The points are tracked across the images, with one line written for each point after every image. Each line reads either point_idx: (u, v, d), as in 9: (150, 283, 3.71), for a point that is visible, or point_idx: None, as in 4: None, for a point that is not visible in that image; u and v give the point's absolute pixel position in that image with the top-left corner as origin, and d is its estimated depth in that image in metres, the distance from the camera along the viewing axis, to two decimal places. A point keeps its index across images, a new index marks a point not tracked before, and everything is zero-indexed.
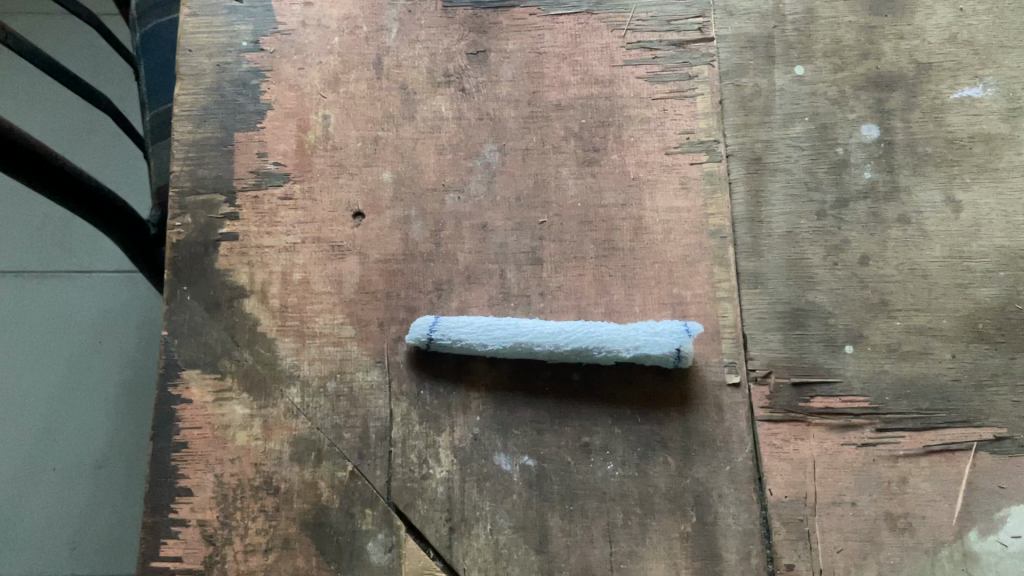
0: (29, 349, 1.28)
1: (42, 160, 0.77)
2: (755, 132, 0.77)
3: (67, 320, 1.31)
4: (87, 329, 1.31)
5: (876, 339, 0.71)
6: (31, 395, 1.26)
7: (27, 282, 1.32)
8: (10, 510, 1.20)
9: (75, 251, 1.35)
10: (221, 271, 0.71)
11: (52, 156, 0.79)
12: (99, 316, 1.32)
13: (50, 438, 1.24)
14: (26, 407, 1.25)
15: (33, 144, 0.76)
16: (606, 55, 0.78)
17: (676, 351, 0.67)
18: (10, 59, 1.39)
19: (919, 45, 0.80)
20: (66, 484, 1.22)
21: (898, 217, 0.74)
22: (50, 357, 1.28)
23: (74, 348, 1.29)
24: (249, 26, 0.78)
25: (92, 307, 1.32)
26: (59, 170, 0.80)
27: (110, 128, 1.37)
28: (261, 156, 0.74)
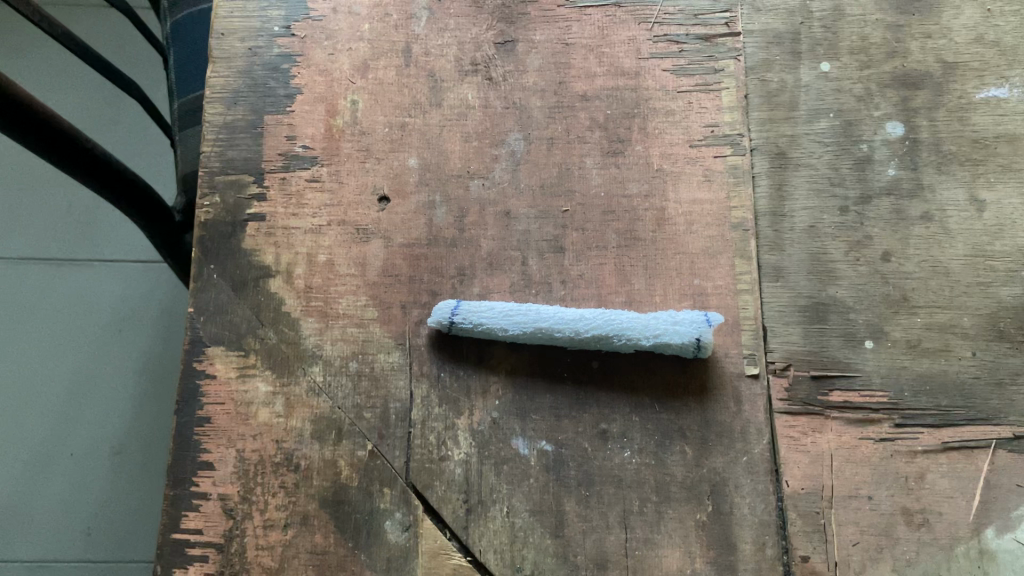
0: (51, 336, 1.30)
1: (73, 143, 0.79)
2: (780, 126, 0.77)
3: (89, 308, 1.32)
4: (108, 316, 1.32)
5: (896, 335, 0.71)
6: (51, 380, 1.27)
7: (50, 269, 1.33)
8: (29, 493, 1.22)
9: (99, 238, 1.36)
10: (248, 250, 0.72)
11: (83, 140, 0.80)
12: (120, 304, 1.33)
13: (69, 423, 1.26)
14: (46, 391, 1.27)
15: (65, 128, 0.78)
16: (633, 47, 0.79)
17: (696, 341, 0.68)
18: (42, 46, 1.42)
19: (946, 44, 0.80)
20: (83, 468, 1.24)
21: (921, 214, 0.74)
22: (71, 343, 1.30)
23: (96, 335, 1.31)
24: (281, 12, 0.79)
25: (114, 295, 1.34)
26: (90, 154, 0.81)
27: (136, 116, 1.39)
28: (289, 139, 0.75)
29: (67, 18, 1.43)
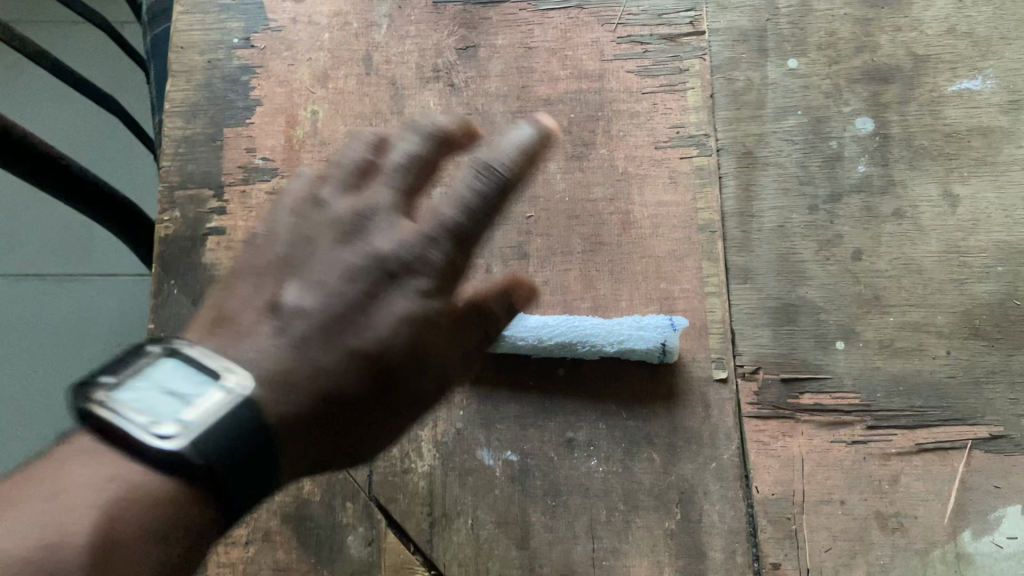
0: (53, 348, 1.25)
1: (55, 164, 0.77)
2: (747, 126, 0.76)
3: (91, 322, 1.28)
4: (110, 329, 1.28)
5: (868, 335, 0.70)
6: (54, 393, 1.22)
7: (46, 283, 1.29)
8: None
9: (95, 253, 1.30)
10: (208, 264, 0.71)
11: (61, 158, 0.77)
12: (123, 316, 1.29)
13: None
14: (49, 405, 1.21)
15: (46, 150, 0.75)
16: (597, 49, 0.78)
17: (661, 347, 0.67)
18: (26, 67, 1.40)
19: (916, 37, 0.79)
20: None
21: (893, 211, 0.73)
22: (75, 356, 1.25)
23: (98, 348, 1.26)
24: (240, 24, 0.78)
25: (115, 309, 1.29)
26: (71, 175, 0.79)
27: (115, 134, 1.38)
28: (249, 151, 0.74)
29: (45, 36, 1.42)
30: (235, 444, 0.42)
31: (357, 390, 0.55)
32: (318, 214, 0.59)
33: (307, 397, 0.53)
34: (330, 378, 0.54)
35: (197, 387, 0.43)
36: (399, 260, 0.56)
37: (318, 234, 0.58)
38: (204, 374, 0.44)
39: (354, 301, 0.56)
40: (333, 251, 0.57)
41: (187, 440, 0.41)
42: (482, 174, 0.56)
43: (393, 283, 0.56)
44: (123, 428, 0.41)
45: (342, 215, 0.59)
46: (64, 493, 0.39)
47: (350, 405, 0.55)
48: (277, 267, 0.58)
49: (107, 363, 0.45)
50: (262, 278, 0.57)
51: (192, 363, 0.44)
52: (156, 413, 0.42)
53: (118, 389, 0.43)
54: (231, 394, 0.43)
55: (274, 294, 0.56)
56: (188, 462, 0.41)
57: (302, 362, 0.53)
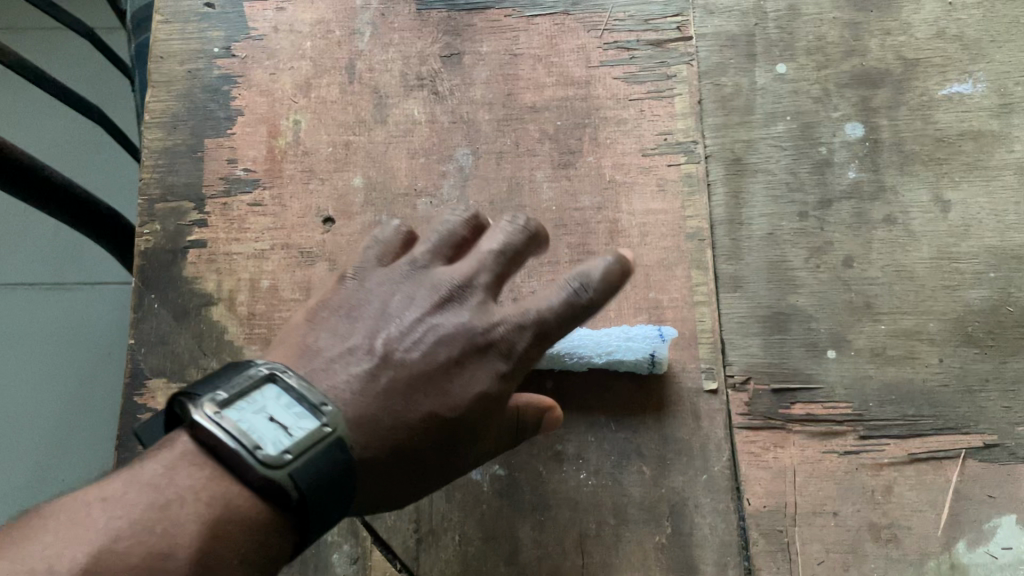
0: (47, 357, 1.25)
1: (36, 175, 0.75)
2: (735, 132, 0.75)
3: (83, 329, 1.27)
4: (101, 335, 1.26)
5: (860, 343, 0.69)
6: (40, 404, 1.23)
7: (38, 292, 1.27)
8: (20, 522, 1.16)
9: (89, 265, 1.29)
10: (189, 278, 0.70)
11: (44, 169, 0.76)
12: (111, 325, 1.27)
13: (66, 442, 1.21)
14: (36, 415, 1.22)
15: (26, 160, 0.73)
16: (583, 56, 0.77)
17: (650, 357, 0.66)
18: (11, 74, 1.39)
19: (906, 41, 0.78)
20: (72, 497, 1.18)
21: (884, 217, 0.72)
22: (68, 363, 1.25)
23: (91, 356, 1.25)
24: (221, 33, 0.77)
25: (106, 315, 1.27)
26: (53, 185, 0.77)
27: (96, 140, 1.36)
28: (231, 162, 0.73)
29: (27, 45, 1.42)
30: (326, 476, 0.47)
31: (427, 445, 0.55)
32: (424, 278, 0.61)
33: (391, 441, 0.53)
34: (406, 432, 0.54)
35: (299, 418, 0.48)
36: (490, 332, 0.58)
37: (417, 294, 0.60)
38: (304, 408, 0.48)
39: (446, 364, 0.57)
40: (432, 313, 0.59)
41: (290, 464, 0.45)
42: (592, 292, 0.58)
43: (483, 353, 0.58)
44: (234, 442, 0.45)
45: (434, 282, 0.61)
46: (169, 508, 0.43)
47: (414, 464, 0.55)
48: (371, 321, 0.59)
49: (210, 378, 0.49)
50: (365, 324, 0.59)
51: (294, 393, 0.49)
52: (264, 435, 0.46)
53: (228, 407, 0.47)
54: (328, 431, 0.48)
55: (375, 338, 0.58)
56: (284, 482, 0.45)
57: (385, 413, 0.54)
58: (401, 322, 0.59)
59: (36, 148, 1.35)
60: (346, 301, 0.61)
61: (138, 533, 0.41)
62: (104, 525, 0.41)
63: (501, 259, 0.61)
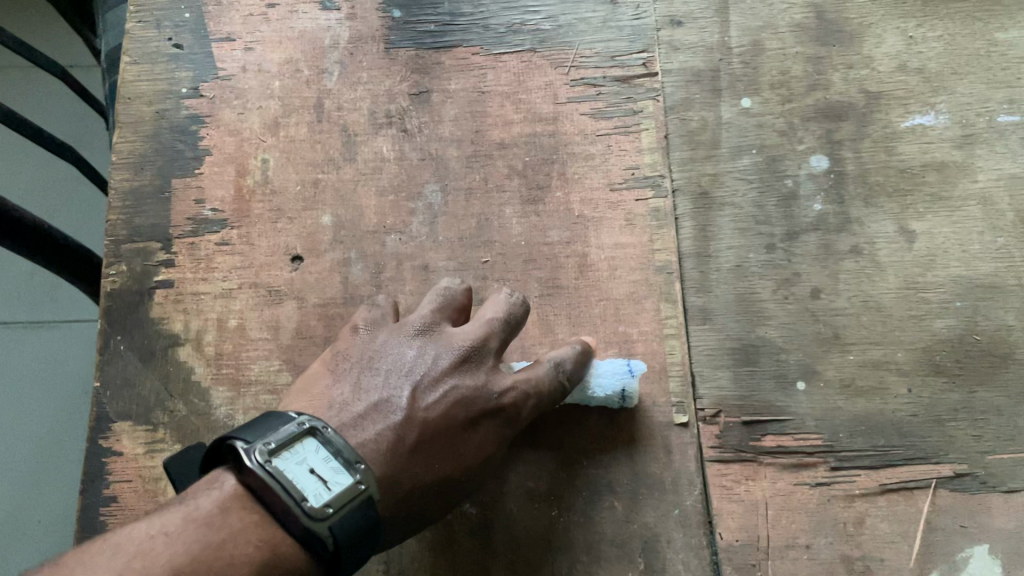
0: (21, 399, 1.23)
1: (10, 218, 0.74)
2: (702, 166, 0.76)
3: (57, 368, 1.25)
4: (75, 376, 1.25)
5: (830, 375, 0.69)
6: (16, 446, 1.20)
7: (14, 332, 1.26)
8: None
9: (69, 303, 1.28)
10: (155, 319, 0.70)
11: (19, 212, 0.75)
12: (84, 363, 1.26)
13: (40, 484, 1.19)
14: (11, 458, 1.20)
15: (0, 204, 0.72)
16: (550, 92, 0.78)
17: (621, 393, 0.66)
18: None
19: (868, 74, 0.79)
20: (53, 538, 1.16)
21: (851, 248, 0.73)
22: (43, 405, 1.23)
23: (64, 394, 1.24)
24: (189, 73, 0.78)
25: (79, 354, 1.26)
26: (27, 228, 0.76)
27: (74, 177, 1.37)
28: (199, 202, 0.73)
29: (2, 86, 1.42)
30: (356, 530, 0.51)
31: (437, 502, 0.58)
32: (439, 337, 0.62)
33: (405, 499, 0.56)
34: (420, 487, 0.57)
35: (336, 473, 0.52)
36: (502, 397, 0.60)
37: (432, 350, 0.61)
38: (339, 463, 0.52)
39: (461, 424, 0.59)
40: (448, 373, 0.60)
41: (329, 518, 0.50)
42: (570, 375, 0.64)
43: (494, 416, 0.60)
44: (280, 492, 0.49)
45: (447, 340, 0.62)
46: (223, 549, 0.47)
47: (422, 515, 0.58)
48: (388, 376, 0.60)
49: (255, 425, 0.53)
50: (383, 379, 0.60)
51: (331, 448, 0.53)
52: (306, 487, 0.50)
53: (275, 457, 0.51)
54: (362, 488, 0.52)
55: (395, 394, 0.58)
56: (323, 533, 0.49)
57: (403, 471, 0.56)
58: (419, 378, 0.59)
59: (13, 188, 1.35)
60: (362, 354, 0.61)
61: (197, 568, 0.45)
62: (169, 558, 0.45)
63: (508, 327, 0.63)
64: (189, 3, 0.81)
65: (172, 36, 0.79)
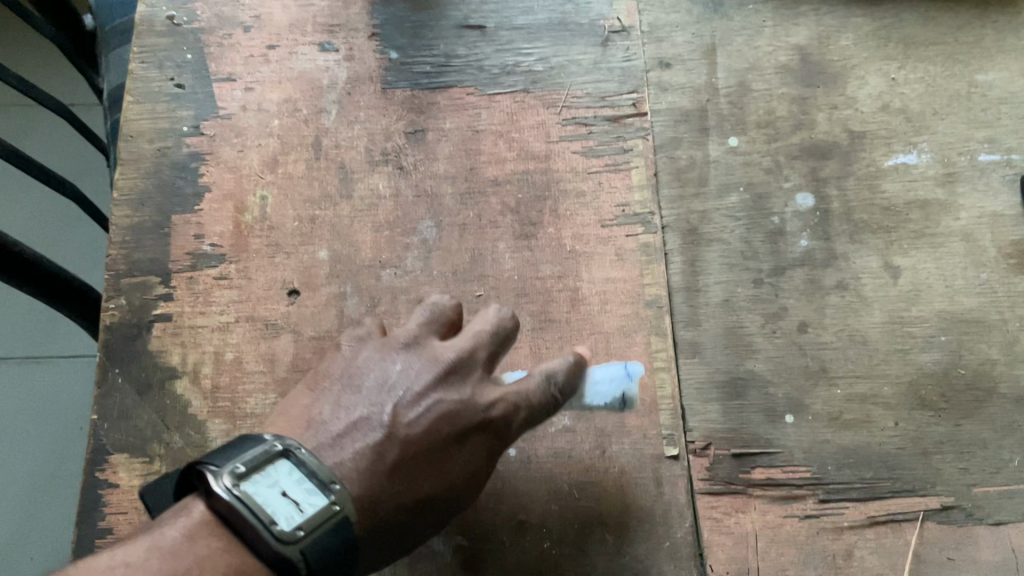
0: (16, 434, 1.24)
1: (12, 255, 0.75)
2: (691, 203, 0.78)
3: (48, 404, 1.26)
4: (70, 411, 1.26)
5: (817, 408, 0.70)
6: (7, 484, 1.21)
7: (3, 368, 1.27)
8: None
9: (65, 340, 1.29)
10: (153, 352, 0.71)
11: (20, 249, 0.76)
12: (74, 399, 1.27)
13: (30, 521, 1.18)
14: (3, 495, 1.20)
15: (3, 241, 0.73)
16: (542, 131, 0.80)
17: (621, 398, 0.70)
18: None
19: (852, 114, 0.81)
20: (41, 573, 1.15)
21: (837, 283, 0.74)
22: (34, 441, 1.24)
23: (55, 431, 1.25)
24: (190, 112, 0.80)
25: (69, 389, 1.27)
26: (29, 264, 0.77)
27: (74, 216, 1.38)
28: (198, 237, 0.75)
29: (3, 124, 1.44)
30: (330, 553, 0.50)
31: (421, 519, 0.57)
32: (424, 352, 0.62)
33: (387, 516, 0.55)
34: (401, 505, 0.56)
35: (309, 494, 0.51)
36: (487, 411, 0.60)
37: (417, 365, 0.61)
38: (313, 485, 0.51)
39: (446, 439, 0.58)
40: (433, 387, 0.60)
41: (301, 541, 0.49)
42: (561, 387, 0.63)
43: (480, 431, 0.60)
44: (250, 515, 0.48)
45: (432, 355, 0.61)
46: None
47: (405, 532, 0.57)
48: (372, 393, 0.59)
49: (226, 449, 0.52)
50: (366, 396, 0.59)
51: (305, 469, 0.52)
52: (278, 510, 0.49)
53: (245, 480, 0.50)
54: (336, 509, 0.51)
55: (376, 411, 0.58)
56: (295, 556, 0.48)
57: (383, 487, 0.55)
58: (403, 393, 0.59)
59: (12, 225, 1.36)
60: (344, 371, 0.61)
61: None
62: None
63: (494, 340, 0.63)
64: (189, 44, 0.82)
65: (174, 76, 0.81)
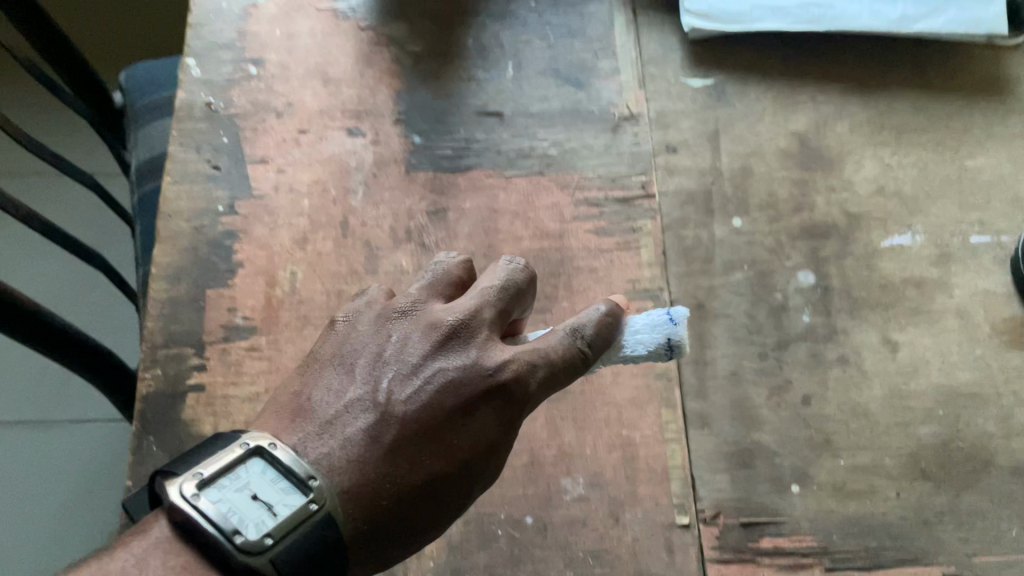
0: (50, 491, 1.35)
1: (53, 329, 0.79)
2: (698, 279, 0.82)
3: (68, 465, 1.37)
4: (87, 464, 1.37)
5: (822, 478, 0.73)
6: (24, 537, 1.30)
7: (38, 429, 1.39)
8: None
9: (78, 401, 1.41)
10: (187, 421, 0.74)
11: (52, 319, 0.80)
12: (93, 460, 1.37)
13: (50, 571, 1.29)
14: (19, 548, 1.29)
15: (45, 315, 0.78)
16: (557, 211, 0.85)
17: (667, 343, 0.64)
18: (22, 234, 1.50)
19: (849, 197, 0.86)
20: None
21: (838, 357, 0.78)
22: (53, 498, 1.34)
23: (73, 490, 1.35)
24: (226, 192, 0.84)
25: (89, 451, 1.38)
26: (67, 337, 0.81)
27: (89, 271, 1.50)
28: (230, 310, 0.79)
29: (24, 195, 1.51)
30: (307, 559, 0.49)
31: (429, 506, 0.54)
32: (423, 318, 0.58)
33: (390, 504, 0.52)
34: (405, 487, 0.53)
35: (283, 494, 0.50)
36: (498, 374, 0.56)
37: (414, 332, 0.58)
38: (289, 483, 0.50)
39: (450, 411, 0.55)
40: (433, 355, 0.57)
41: (269, 549, 0.48)
42: (589, 342, 0.60)
43: (491, 398, 0.56)
44: (213, 525, 0.48)
45: (432, 319, 0.58)
46: None
47: (418, 518, 0.54)
48: (366, 366, 0.57)
49: (196, 452, 0.52)
50: (361, 370, 0.56)
51: (280, 466, 0.51)
52: (247, 517, 0.49)
53: (211, 486, 0.50)
54: (314, 508, 0.50)
55: (372, 386, 0.55)
56: (263, 567, 0.48)
57: (382, 472, 0.53)
58: (400, 365, 0.56)
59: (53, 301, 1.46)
60: (336, 348, 0.58)
61: None
62: None
63: (503, 296, 0.60)
64: (226, 128, 0.88)
65: (211, 158, 0.86)
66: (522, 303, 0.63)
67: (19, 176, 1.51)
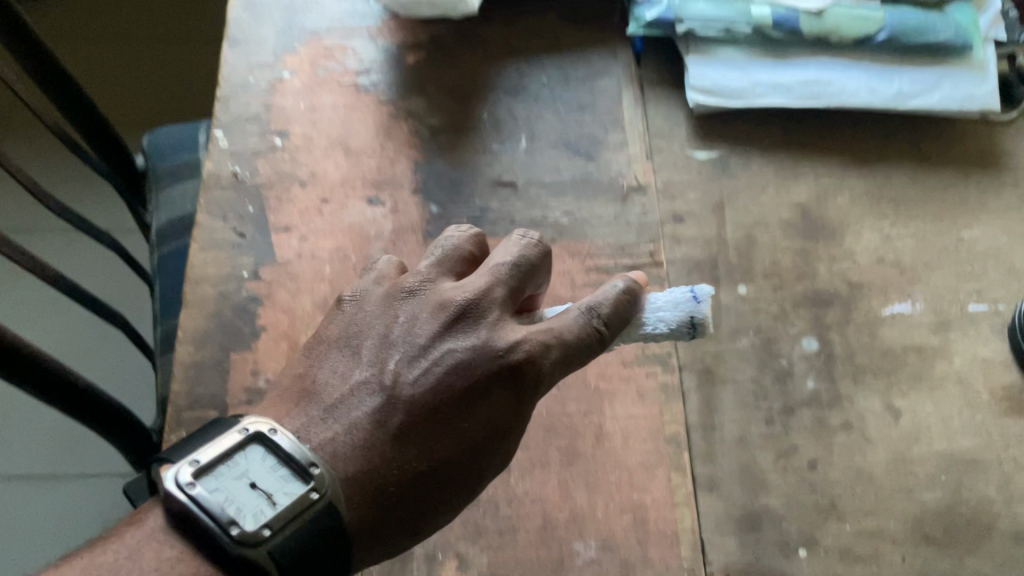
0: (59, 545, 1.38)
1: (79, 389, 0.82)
2: (705, 345, 0.84)
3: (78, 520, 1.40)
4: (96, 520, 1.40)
5: (828, 542, 0.75)
6: None
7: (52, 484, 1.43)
8: None
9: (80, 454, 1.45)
10: None
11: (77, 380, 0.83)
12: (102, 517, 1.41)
13: None
14: None
15: (72, 375, 0.81)
16: (568, 278, 0.88)
17: (691, 321, 0.70)
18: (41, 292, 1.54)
19: (850, 266, 0.89)
20: None
21: (842, 423, 0.80)
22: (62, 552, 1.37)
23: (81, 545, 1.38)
24: (250, 258, 0.88)
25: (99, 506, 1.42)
26: (92, 398, 0.84)
27: (105, 329, 1.53)
28: (253, 373, 0.81)
29: (46, 254, 1.54)
30: (306, 544, 0.56)
31: (440, 485, 0.61)
32: (432, 298, 0.66)
33: (397, 489, 0.60)
34: (410, 472, 0.60)
35: (284, 483, 0.57)
36: (508, 353, 0.63)
37: (423, 313, 0.65)
38: (288, 472, 0.58)
39: (460, 392, 0.62)
40: (441, 337, 0.64)
41: (266, 540, 0.55)
42: (605, 319, 0.66)
43: (500, 377, 0.63)
44: (212, 512, 0.55)
45: (440, 299, 0.65)
46: None
47: (428, 499, 0.61)
48: (375, 350, 0.64)
49: (202, 438, 0.59)
50: (371, 351, 0.64)
51: (281, 454, 0.58)
52: (249, 505, 0.55)
53: (210, 473, 0.57)
54: (314, 497, 0.57)
55: (382, 369, 0.63)
56: (261, 556, 0.54)
57: (391, 453, 0.60)
58: (408, 348, 0.64)
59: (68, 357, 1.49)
60: (347, 329, 0.66)
61: None
62: None
63: (515, 272, 0.66)
64: (252, 198, 0.92)
65: (236, 226, 0.90)
66: (539, 277, 0.69)
67: (40, 235, 1.55)
